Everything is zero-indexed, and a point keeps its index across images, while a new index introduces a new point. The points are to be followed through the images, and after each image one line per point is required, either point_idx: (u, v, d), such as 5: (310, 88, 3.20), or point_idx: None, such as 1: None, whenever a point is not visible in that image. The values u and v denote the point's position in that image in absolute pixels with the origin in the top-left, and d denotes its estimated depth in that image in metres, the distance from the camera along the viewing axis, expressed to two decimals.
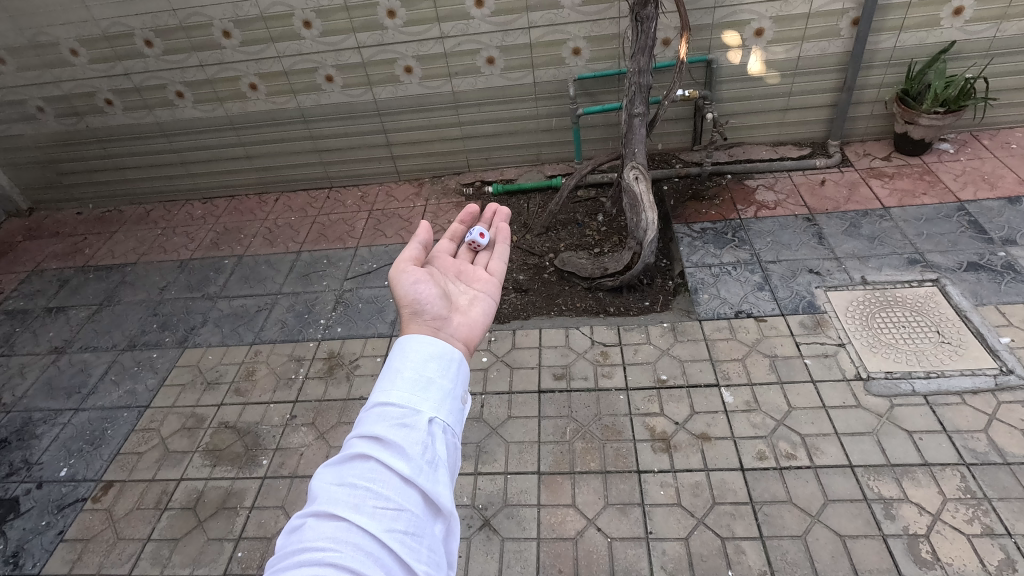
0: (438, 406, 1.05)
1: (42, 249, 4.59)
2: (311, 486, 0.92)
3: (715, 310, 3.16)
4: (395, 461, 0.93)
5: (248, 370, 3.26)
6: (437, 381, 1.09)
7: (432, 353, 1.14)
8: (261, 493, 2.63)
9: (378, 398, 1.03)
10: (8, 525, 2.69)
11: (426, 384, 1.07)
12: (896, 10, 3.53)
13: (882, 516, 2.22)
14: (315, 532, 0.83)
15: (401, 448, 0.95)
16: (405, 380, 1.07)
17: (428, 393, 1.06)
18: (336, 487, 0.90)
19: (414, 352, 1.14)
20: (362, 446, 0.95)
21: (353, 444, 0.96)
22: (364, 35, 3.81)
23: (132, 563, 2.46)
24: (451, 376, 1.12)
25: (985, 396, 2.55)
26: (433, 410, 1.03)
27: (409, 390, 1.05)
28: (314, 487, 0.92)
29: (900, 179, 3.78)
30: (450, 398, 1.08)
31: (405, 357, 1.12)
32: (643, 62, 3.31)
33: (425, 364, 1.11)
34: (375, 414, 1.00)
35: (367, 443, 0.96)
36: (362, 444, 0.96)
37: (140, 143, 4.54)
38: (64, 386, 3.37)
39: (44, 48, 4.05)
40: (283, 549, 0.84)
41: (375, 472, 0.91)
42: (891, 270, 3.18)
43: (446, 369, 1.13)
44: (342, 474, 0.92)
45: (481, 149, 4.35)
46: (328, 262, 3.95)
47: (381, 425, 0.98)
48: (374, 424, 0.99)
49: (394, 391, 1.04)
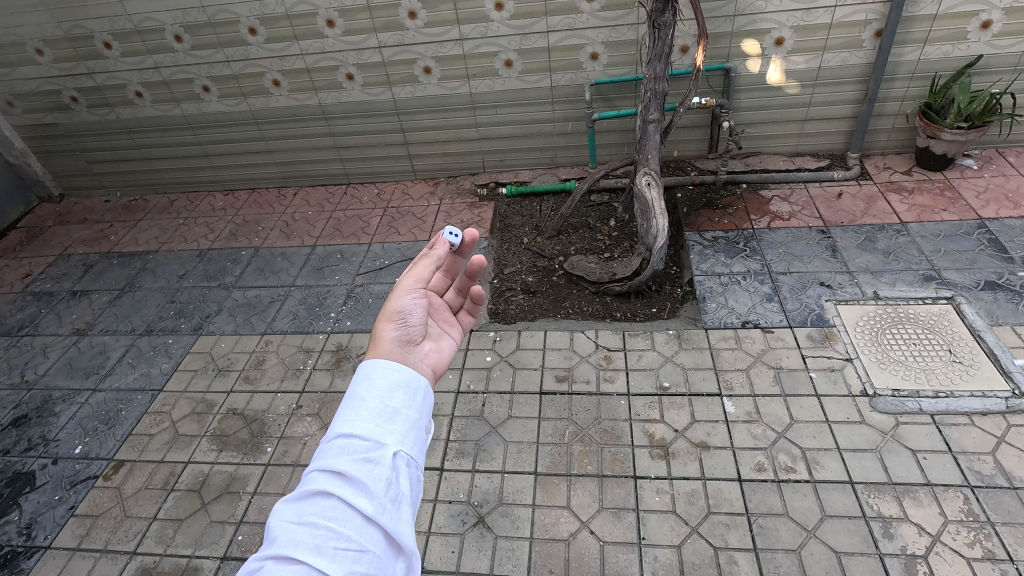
0: (404, 439, 1.01)
1: (69, 235, 4.76)
2: (268, 523, 0.86)
3: (722, 319, 3.14)
4: (358, 499, 0.88)
5: (259, 359, 3.34)
6: (402, 413, 1.05)
7: (397, 382, 1.09)
8: (264, 479, 2.70)
9: (339, 429, 0.98)
10: (23, 498, 2.80)
11: (392, 416, 1.03)
12: (921, 23, 3.47)
13: (880, 534, 2.19)
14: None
15: (365, 484, 0.90)
16: (369, 411, 1.02)
17: (393, 426, 1.01)
18: (295, 526, 0.85)
19: (379, 378, 1.09)
20: (323, 482, 0.90)
21: (313, 480, 0.91)
22: (385, 35, 3.87)
23: (137, 541, 2.54)
24: (417, 406, 1.09)
25: (995, 418, 2.50)
26: (398, 443, 0.99)
27: (373, 422, 1.00)
28: (272, 524, 0.87)
29: (920, 194, 3.71)
30: (415, 430, 1.04)
31: (369, 386, 1.07)
32: (659, 68, 3.32)
33: (391, 394, 1.07)
34: (338, 447, 0.95)
35: (328, 479, 0.90)
36: (322, 478, 0.91)
37: (166, 134, 4.67)
38: (83, 367, 3.49)
39: (79, 40, 4.20)
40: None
41: (337, 510, 0.86)
42: (905, 286, 3.13)
43: (412, 399, 1.09)
44: (302, 511, 0.87)
45: (497, 150, 4.39)
46: (342, 257, 4.02)
47: (343, 458, 0.93)
48: (336, 458, 0.93)
49: (359, 423, 0.99)
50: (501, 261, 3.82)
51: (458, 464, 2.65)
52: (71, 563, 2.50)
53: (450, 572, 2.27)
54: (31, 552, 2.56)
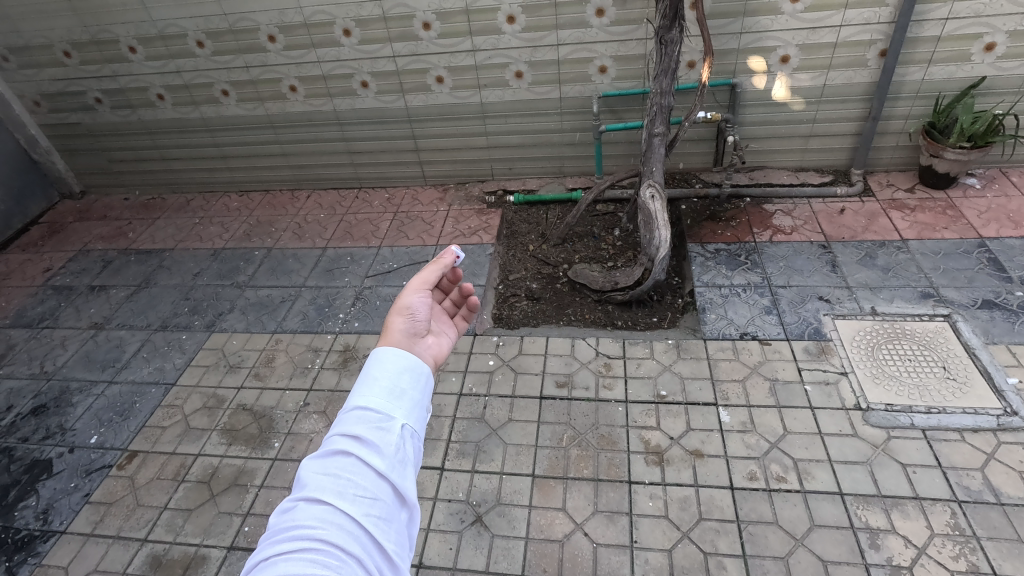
0: (410, 413, 1.08)
1: (89, 231, 4.91)
2: (297, 474, 0.96)
3: (721, 330, 3.21)
4: (372, 458, 0.97)
5: (268, 357, 3.44)
6: (408, 392, 1.12)
7: (405, 365, 1.16)
8: (270, 473, 2.79)
9: (355, 402, 1.06)
10: (41, 484, 2.91)
11: (400, 393, 1.10)
12: (925, 44, 3.53)
13: (867, 545, 2.24)
14: (304, 514, 0.89)
15: (377, 446, 0.99)
16: (381, 388, 1.10)
17: (401, 402, 1.09)
18: (321, 476, 0.95)
19: (389, 361, 1.15)
20: (342, 443, 0.99)
21: (334, 441, 1.00)
22: (399, 45, 3.99)
23: (148, 529, 2.64)
24: (421, 388, 1.15)
25: (986, 435, 2.54)
26: (405, 416, 1.07)
27: (383, 398, 1.08)
28: (300, 475, 0.97)
29: (922, 212, 3.75)
30: (420, 408, 1.11)
31: (381, 366, 1.14)
32: (665, 83, 3.39)
33: (399, 375, 1.13)
34: (354, 416, 1.04)
35: (346, 441, 1.00)
36: (342, 440, 1.00)
37: (185, 136, 4.81)
38: (100, 359, 3.62)
39: (105, 44, 4.35)
40: (272, 528, 0.89)
41: (355, 466, 0.96)
42: (903, 303, 3.18)
43: (418, 381, 1.15)
44: (326, 465, 0.96)
45: (506, 159, 4.49)
46: (352, 259, 4.12)
47: (360, 425, 1.02)
48: (353, 424, 1.02)
49: (372, 397, 1.07)
50: (507, 267, 3.91)
51: (458, 464, 2.73)
52: (85, 548, 2.61)
53: (447, 568, 2.35)
54: (48, 537, 2.67)
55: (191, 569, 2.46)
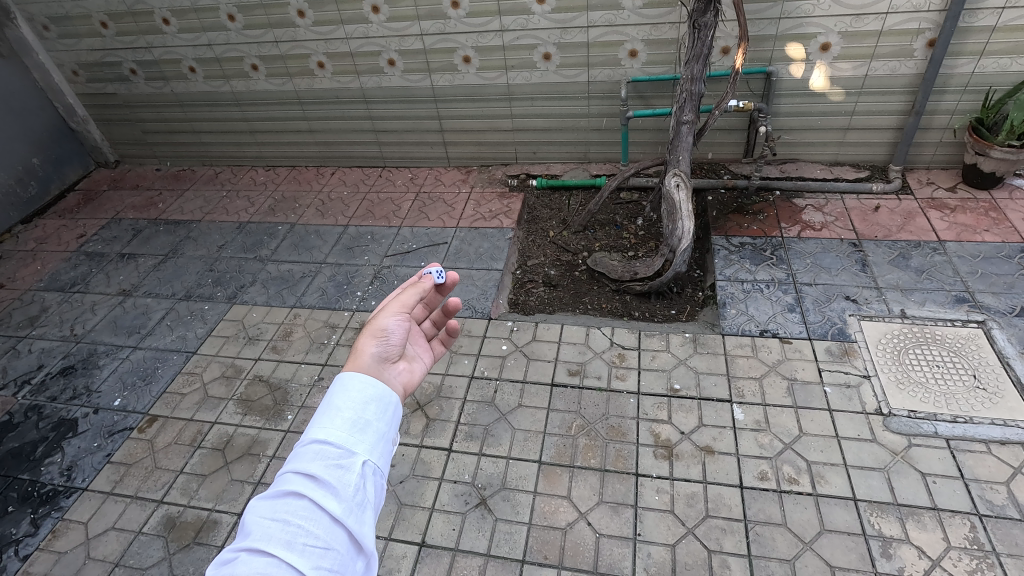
0: (373, 448, 1.08)
1: (122, 200, 5.04)
2: (243, 517, 0.94)
3: (740, 326, 3.13)
4: (328, 500, 0.97)
5: (286, 331, 3.49)
6: (373, 424, 1.11)
7: (372, 394, 1.15)
8: (282, 445, 2.85)
9: (314, 435, 1.04)
10: (66, 442, 3.03)
11: (364, 426, 1.10)
12: (978, 34, 3.34)
13: (879, 553, 2.18)
14: (246, 566, 0.86)
15: (334, 487, 0.99)
16: (343, 420, 1.08)
17: (364, 436, 1.08)
18: (268, 521, 0.93)
19: (355, 389, 1.15)
20: (296, 483, 0.98)
21: (287, 480, 0.98)
22: (428, 23, 3.94)
23: (164, 491, 2.73)
24: (388, 419, 1.15)
25: (1014, 448, 2.43)
26: (368, 452, 1.06)
27: (345, 430, 1.07)
28: (245, 518, 0.94)
29: (963, 213, 3.57)
30: (385, 442, 1.11)
31: (345, 396, 1.13)
32: (697, 69, 3.27)
33: (364, 406, 1.12)
34: (312, 452, 1.02)
35: (300, 481, 0.98)
36: (295, 480, 0.98)
37: (215, 110, 4.88)
38: (126, 325, 3.73)
39: (140, 15, 4.41)
40: None
41: (308, 510, 0.95)
42: (936, 307, 3.05)
43: (384, 412, 1.15)
44: (275, 508, 0.94)
45: (531, 142, 4.43)
46: (373, 238, 4.14)
47: (316, 463, 1.01)
48: (310, 462, 1.01)
49: (332, 430, 1.05)
50: (525, 253, 3.89)
51: (466, 446, 2.74)
52: (104, 505, 2.71)
53: (449, 548, 2.37)
54: (71, 492, 2.78)
55: (203, 533, 2.53)
